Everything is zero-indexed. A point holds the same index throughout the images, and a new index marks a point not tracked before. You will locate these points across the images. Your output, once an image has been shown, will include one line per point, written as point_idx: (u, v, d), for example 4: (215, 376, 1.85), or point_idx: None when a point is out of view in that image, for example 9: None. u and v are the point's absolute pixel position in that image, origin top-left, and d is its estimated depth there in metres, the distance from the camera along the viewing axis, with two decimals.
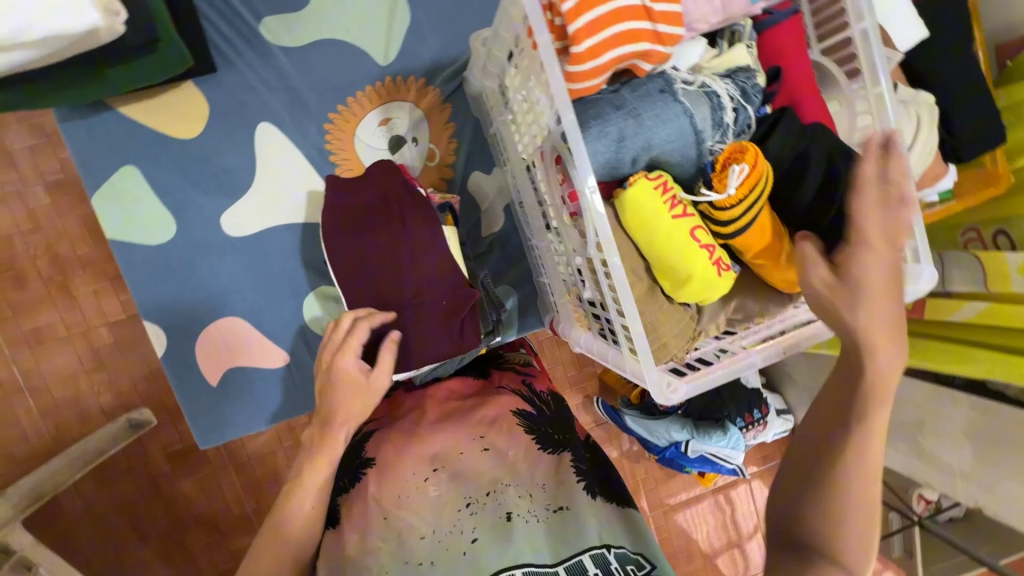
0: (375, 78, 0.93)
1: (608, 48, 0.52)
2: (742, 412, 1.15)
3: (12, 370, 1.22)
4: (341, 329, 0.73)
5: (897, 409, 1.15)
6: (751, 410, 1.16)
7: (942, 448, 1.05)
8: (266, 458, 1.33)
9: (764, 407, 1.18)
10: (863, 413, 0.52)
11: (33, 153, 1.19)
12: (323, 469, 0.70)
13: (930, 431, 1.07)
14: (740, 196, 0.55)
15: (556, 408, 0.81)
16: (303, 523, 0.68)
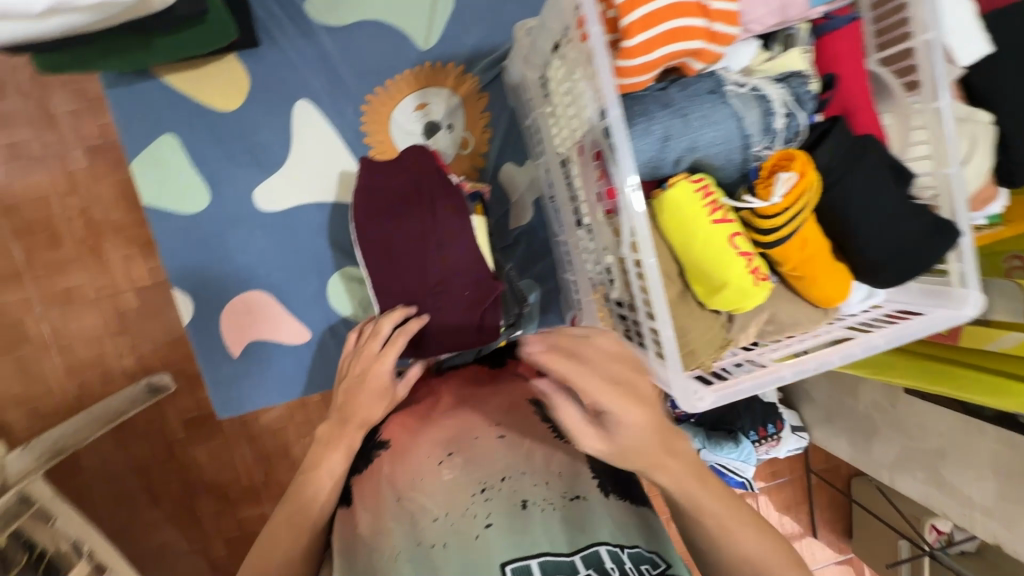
0: (414, 62, 0.93)
1: (660, 44, 0.51)
2: (755, 425, 1.14)
3: (41, 327, 1.26)
4: (381, 334, 0.74)
5: (917, 435, 1.10)
6: (765, 424, 1.15)
7: (963, 479, 1.00)
8: (278, 433, 1.35)
9: (779, 422, 1.15)
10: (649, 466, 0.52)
11: (74, 118, 1.22)
12: (341, 459, 0.71)
13: (951, 460, 1.03)
14: (785, 205, 0.53)
15: None
16: (319, 501, 0.69)
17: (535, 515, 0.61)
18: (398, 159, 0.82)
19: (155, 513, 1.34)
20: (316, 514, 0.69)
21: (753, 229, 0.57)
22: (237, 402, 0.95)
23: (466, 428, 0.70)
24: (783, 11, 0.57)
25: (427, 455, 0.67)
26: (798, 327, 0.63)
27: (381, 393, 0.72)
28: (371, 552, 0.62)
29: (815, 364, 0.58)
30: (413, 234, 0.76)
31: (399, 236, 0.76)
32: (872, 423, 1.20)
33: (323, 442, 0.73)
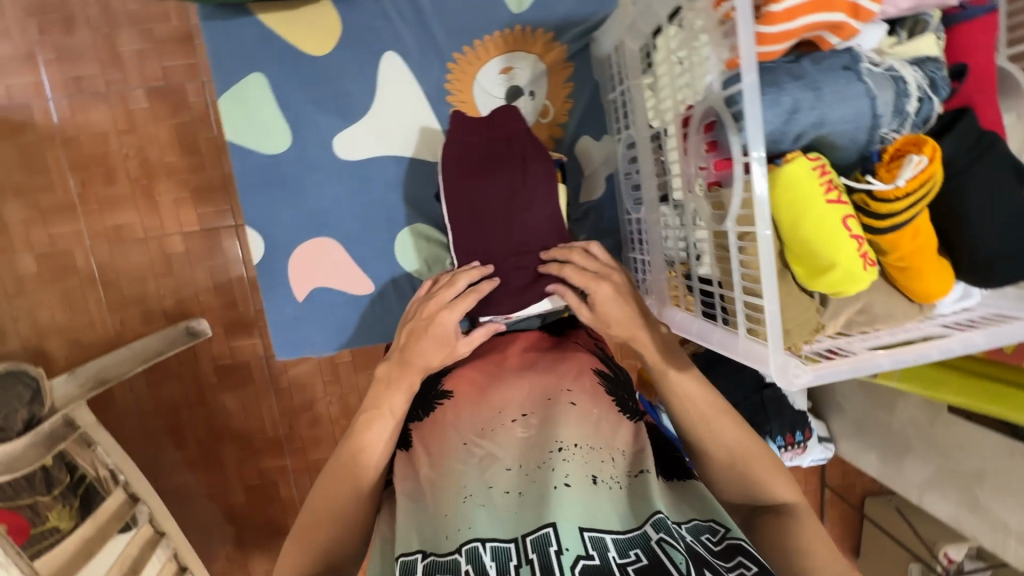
0: (505, 25, 0.92)
1: (804, 13, 0.50)
2: (784, 431, 1.09)
3: (89, 261, 1.27)
4: (456, 287, 0.74)
5: (955, 457, 1.02)
6: (793, 430, 1.10)
7: (1002, 505, 0.94)
8: (305, 389, 1.37)
9: (807, 430, 1.11)
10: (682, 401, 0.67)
11: (140, 58, 1.22)
12: (403, 398, 0.69)
13: (991, 486, 0.96)
14: (909, 189, 0.53)
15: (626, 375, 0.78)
16: (381, 446, 0.67)
17: (604, 492, 0.59)
18: (490, 117, 0.83)
19: (176, 456, 1.36)
20: (375, 460, 0.66)
21: (868, 213, 0.56)
22: (296, 345, 0.96)
23: (547, 386, 0.70)
24: None
25: (506, 407, 0.67)
26: (889, 321, 0.62)
27: (447, 343, 0.72)
28: (438, 492, 0.61)
29: (910, 357, 0.57)
30: (501, 192, 0.77)
31: (486, 193, 0.77)
32: (905, 439, 1.12)
33: (387, 382, 0.71)
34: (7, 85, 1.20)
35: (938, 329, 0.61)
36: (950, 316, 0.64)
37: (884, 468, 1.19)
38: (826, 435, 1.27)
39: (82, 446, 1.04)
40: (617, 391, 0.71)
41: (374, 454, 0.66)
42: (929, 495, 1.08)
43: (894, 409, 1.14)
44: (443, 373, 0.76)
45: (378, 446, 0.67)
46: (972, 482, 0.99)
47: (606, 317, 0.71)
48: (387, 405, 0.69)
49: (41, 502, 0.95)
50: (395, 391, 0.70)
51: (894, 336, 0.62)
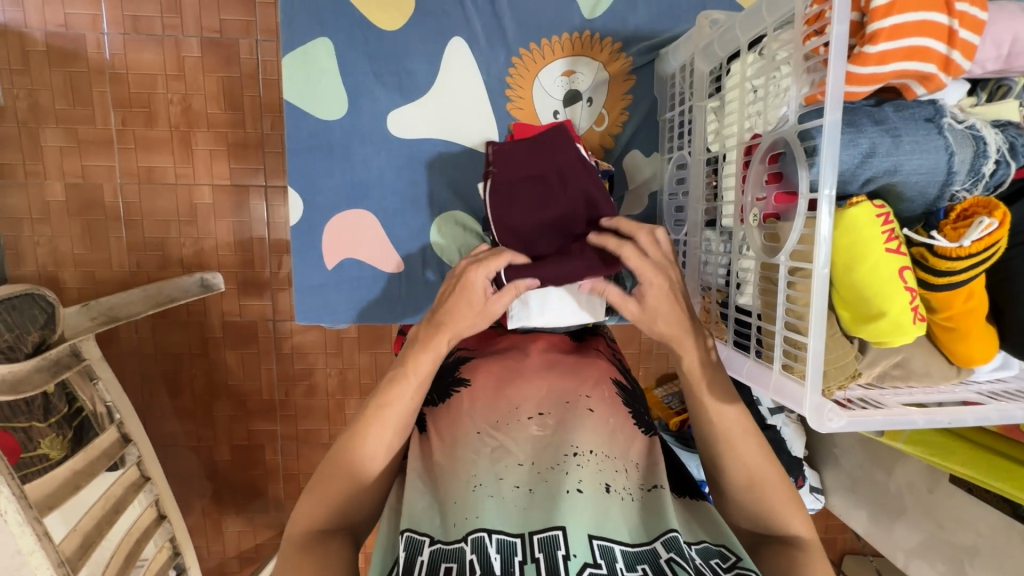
0: (574, 28, 0.92)
1: (897, 59, 0.50)
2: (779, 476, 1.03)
3: (117, 199, 1.27)
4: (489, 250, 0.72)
5: (949, 528, 1.00)
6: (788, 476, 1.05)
7: None
8: (306, 356, 1.36)
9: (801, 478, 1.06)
10: (706, 424, 0.66)
11: (200, 7, 1.22)
12: (428, 362, 0.67)
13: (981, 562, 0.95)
14: (972, 250, 0.52)
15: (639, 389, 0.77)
16: (403, 406, 0.64)
17: (616, 502, 0.57)
18: (539, 142, 0.79)
19: (169, 406, 1.36)
20: (394, 418, 0.63)
21: (925, 268, 0.56)
22: (318, 313, 0.96)
23: (565, 389, 0.67)
24: (1011, 58, 0.55)
25: (523, 404, 0.65)
26: (925, 379, 0.61)
27: (476, 303, 0.68)
28: (445, 474, 0.59)
29: (945, 419, 0.56)
30: (554, 218, 0.74)
31: (542, 229, 0.74)
32: (900, 502, 1.09)
33: (415, 345, 0.68)
34: (66, 14, 1.21)
35: (973, 395, 0.60)
36: (984, 384, 0.63)
37: (873, 528, 1.16)
38: (818, 485, 1.25)
39: (85, 379, 1.04)
40: (631, 402, 0.69)
41: (396, 415, 0.64)
42: (916, 561, 1.06)
43: (893, 471, 1.12)
44: (461, 361, 0.74)
45: (404, 408, 0.64)
46: (963, 555, 0.97)
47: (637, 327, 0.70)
48: (412, 367, 0.66)
49: (37, 428, 0.93)
50: (422, 356, 0.67)
51: (926, 396, 0.61)
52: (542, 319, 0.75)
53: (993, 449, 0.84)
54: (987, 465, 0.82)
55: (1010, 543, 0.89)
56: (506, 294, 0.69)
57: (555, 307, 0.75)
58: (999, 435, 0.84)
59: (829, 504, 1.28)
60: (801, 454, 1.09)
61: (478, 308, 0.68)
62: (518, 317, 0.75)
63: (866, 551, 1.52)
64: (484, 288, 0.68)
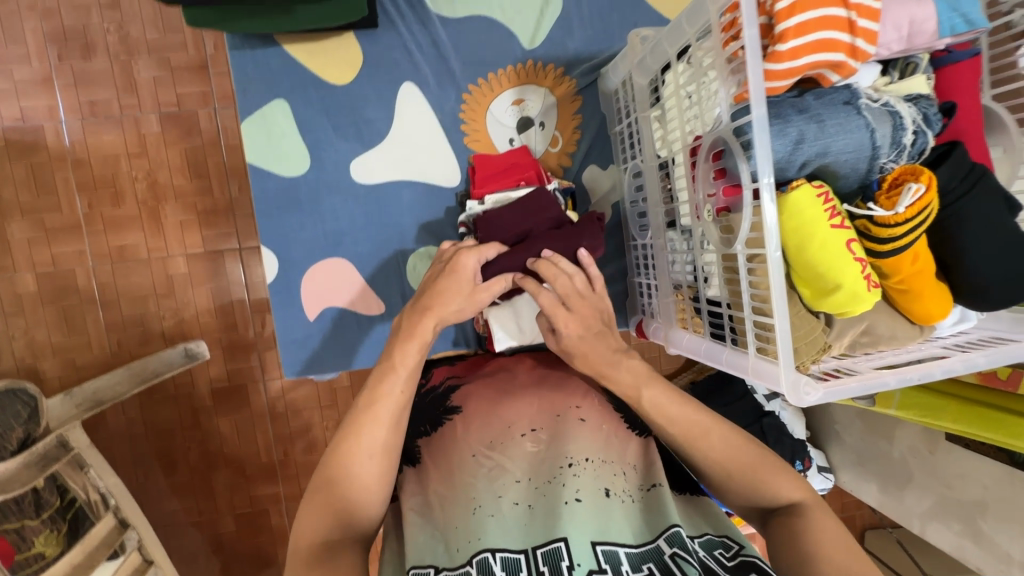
0: (518, 59, 0.97)
1: (808, 52, 0.54)
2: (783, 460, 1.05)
3: (91, 281, 1.27)
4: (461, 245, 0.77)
5: (954, 485, 1.02)
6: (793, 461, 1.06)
7: (1002, 533, 0.94)
8: (301, 413, 1.35)
9: (806, 459, 1.07)
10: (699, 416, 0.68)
11: (156, 84, 1.25)
12: (415, 350, 0.67)
13: (993, 515, 0.96)
14: (907, 216, 0.56)
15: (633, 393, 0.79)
16: (395, 399, 0.64)
17: (616, 506, 0.58)
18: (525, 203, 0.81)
19: (165, 483, 1.33)
20: (387, 413, 0.64)
21: (869, 237, 0.59)
22: (305, 365, 0.97)
23: (556, 403, 0.68)
24: (911, 38, 0.60)
25: (515, 422, 0.66)
26: (892, 342, 0.65)
27: (464, 285, 0.70)
28: (448, 501, 0.60)
29: (917, 375, 0.59)
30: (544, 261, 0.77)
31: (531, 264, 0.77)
32: (905, 468, 1.12)
33: (398, 335, 0.68)
34: (21, 107, 1.22)
35: (939, 350, 0.64)
36: (949, 338, 0.67)
37: (886, 499, 1.18)
38: (824, 465, 1.28)
39: (76, 468, 1.01)
40: (623, 407, 0.71)
41: (386, 407, 0.64)
42: (932, 525, 1.07)
43: (893, 438, 1.15)
44: (452, 390, 0.74)
45: (395, 399, 0.64)
46: (974, 511, 0.98)
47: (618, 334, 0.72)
48: (399, 359, 0.66)
49: (29, 527, 0.91)
50: (409, 345, 0.67)
51: (897, 357, 0.64)
52: (524, 334, 0.81)
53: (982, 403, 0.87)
54: (976, 417, 0.86)
55: (1014, 490, 0.92)
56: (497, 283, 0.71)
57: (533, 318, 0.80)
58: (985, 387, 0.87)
59: (840, 482, 1.30)
60: (803, 436, 1.13)
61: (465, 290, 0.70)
62: (503, 338, 0.81)
63: (884, 524, 1.53)
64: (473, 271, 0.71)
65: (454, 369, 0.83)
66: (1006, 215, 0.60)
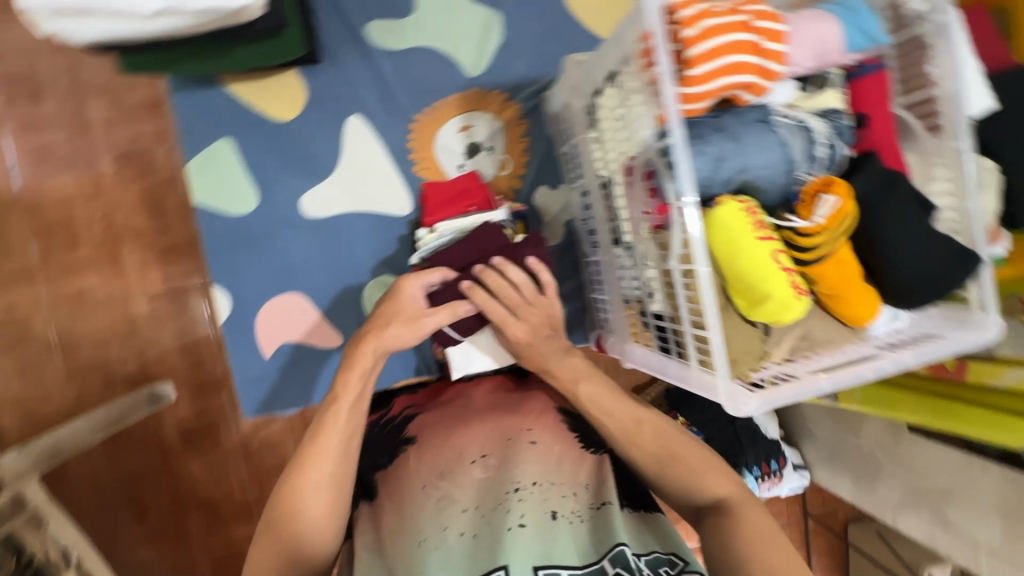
0: (462, 87, 0.99)
1: (719, 76, 0.57)
2: (758, 460, 1.12)
3: (49, 329, 1.24)
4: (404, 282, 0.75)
5: (920, 473, 1.05)
6: (768, 460, 1.14)
7: (967, 519, 0.96)
8: (277, 449, 1.31)
9: (781, 458, 1.15)
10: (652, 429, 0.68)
11: (109, 124, 1.23)
12: (357, 379, 0.67)
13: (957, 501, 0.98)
14: (827, 226, 0.59)
15: None
16: (340, 429, 0.65)
17: (563, 528, 0.59)
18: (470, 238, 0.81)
19: (138, 530, 1.28)
20: (332, 444, 0.64)
21: (794, 247, 0.62)
22: (264, 403, 0.96)
23: (508, 426, 0.68)
24: (822, 57, 0.63)
25: (465, 448, 0.66)
26: (829, 345, 0.67)
27: (407, 310, 0.71)
28: (397, 537, 0.60)
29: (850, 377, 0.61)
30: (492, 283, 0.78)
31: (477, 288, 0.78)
32: (876, 461, 1.14)
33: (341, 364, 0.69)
34: None
35: (872, 350, 0.66)
36: (883, 336, 0.68)
37: (859, 492, 1.20)
38: (801, 463, 1.31)
39: (32, 526, 0.98)
40: (579, 425, 0.71)
41: (333, 440, 0.65)
42: (904, 516, 1.09)
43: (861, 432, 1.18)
44: (409, 420, 0.74)
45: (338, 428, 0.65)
46: (940, 498, 1.01)
47: (569, 353, 0.72)
48: (341, 388, 0.67)
49: None
50: (351, 376, 0.67)
51: (834, 359, 0.66)
52: (482, 362, 0.81)
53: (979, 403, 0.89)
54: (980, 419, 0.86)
55: (973, 475, 0.95)
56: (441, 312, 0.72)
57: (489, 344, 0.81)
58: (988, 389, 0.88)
59: (817, 478, 1.32)
60: (777, 435, 1.17)
61: (408, 314, 0.71)
62: (460, 364, 0.81)
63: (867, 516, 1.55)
64: (414, 297, 0.72)
65: (414, 397, 0.83)
66: (923, 220, 0.63)
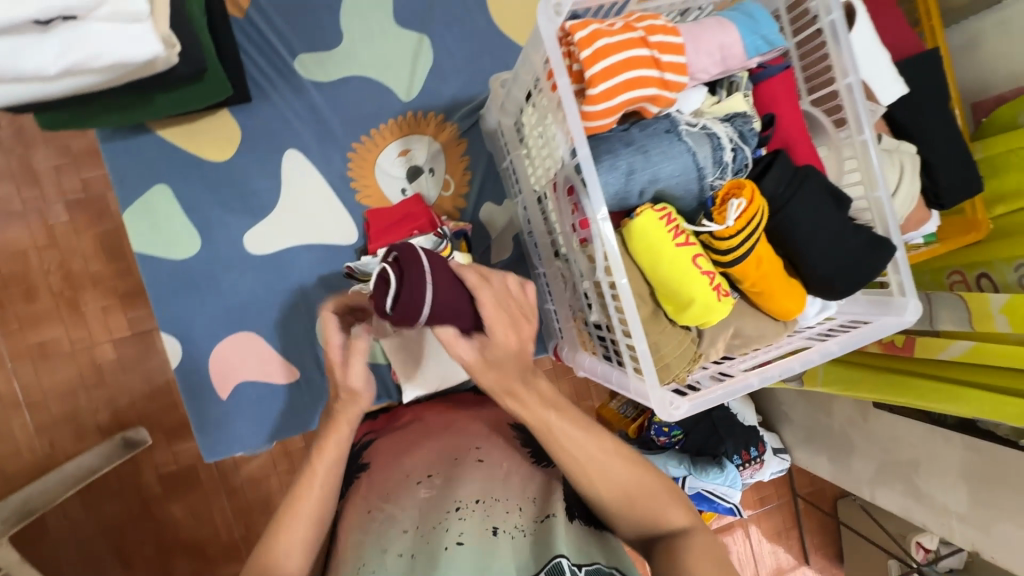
0: (398, 112, 1.00)
1: (619, 93, 0.59)
2: (740, 449, 1.16)
3: (12, 384, 1.21)
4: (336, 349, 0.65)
5: (887, 446, 1.07)
6: (749, 448, 1.17)
7: (934, 487, 0.98)
8: (260, 483, 1.29)
9: (761, 445, 1.18)
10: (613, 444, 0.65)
11: (58, 173, 1.19)
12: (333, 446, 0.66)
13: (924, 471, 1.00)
14: (739, 227, 0.60)
15: None
16: (315, 492, 0.64)
17: (503, 543, 0.59)
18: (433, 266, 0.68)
19: None
20: (310, 507, 0.64)
21: (712, 250, 0.63)
22: (226, 444, 0.95)
23: (456, 446, 0.69)
24: (726, 61, 0.65)
25: (412, 471, 0.66)
26: (763, 340, 0.69)
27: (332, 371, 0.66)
28: (341, 566, 0.61)
29: (778, 371, 0.65)
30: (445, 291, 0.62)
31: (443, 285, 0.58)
32: (847, 439, 1.16)
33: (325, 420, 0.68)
34: None
35: (803, 342, 0.70)
36: (814, 327, 0.72)
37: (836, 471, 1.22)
38: (780, 446, 1.33)
39: None
40: (530, 442, 0.73)
41: (311, 501, 0.64)
42: (880, 489, 1.10)
43: (831, 410, 1.20)
44: (366, 447, 0.75)
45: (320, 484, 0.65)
46: (908, 469, 1.03)
47: None
48: (325, 444, 0.66)
49: None
50: (337, 428, 0.67)
51: (768, 354, 0.70)
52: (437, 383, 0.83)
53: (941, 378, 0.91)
54: (940, 393, 0.88)
55: (935, 445, 0.97)
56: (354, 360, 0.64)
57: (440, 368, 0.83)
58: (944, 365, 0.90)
59: (796, 460, 1.34)
60: (755, 421, 1.23)
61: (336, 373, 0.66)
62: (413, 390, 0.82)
63: None
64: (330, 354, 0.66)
65: (372, 424, 0.83)
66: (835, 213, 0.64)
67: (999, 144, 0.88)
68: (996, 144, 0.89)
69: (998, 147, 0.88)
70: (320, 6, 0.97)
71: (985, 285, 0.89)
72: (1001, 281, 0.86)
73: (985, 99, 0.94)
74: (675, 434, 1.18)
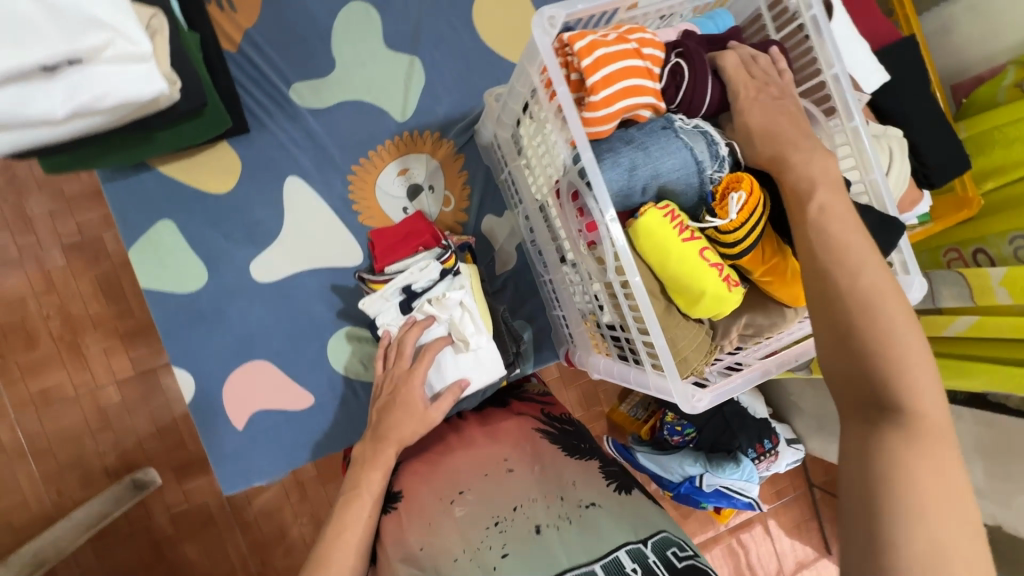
0: (393, 133, 1.01)
1: (618, 99, 0.61)
2: (753, 442, 1.17)
3: (15, 435, 1.19)
4: None
5: None
6: (762, 440, 1.19)
7: None
8: (273, 516, 1.27)
9: (774, 436, 1.20)
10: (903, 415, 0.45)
11: (52, 218, 1.19)
12: (380, 477, 0.69)
13: None
14: (740, 221, 0.62)
15: (577, 425, 0.81)
16: (362, 525, 0.65)
17: (549, 540, 0.59)
18: None
19: None
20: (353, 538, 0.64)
21: (718, 244, 0.64)
22: (244, 476, 0.94)
23: (485, 460, 0.69)
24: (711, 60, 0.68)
25: (446, 490, 0.66)
26: (775, 329, 0.69)
27: (415, 411, 0.72)
28: None
29: (790, 359, 0.66)
30: None
31: None
32: None
33: (363, 463, 0.70)
34: None
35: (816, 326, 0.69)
36: None
37: None
38: (793, 436, 1.33)
39: None
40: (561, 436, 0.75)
41: (356, 532, 0.65)
42: None
43: None
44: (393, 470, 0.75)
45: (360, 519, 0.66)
46: None
47: None
48: (364, 486, 0.68)
49: None
50: (372, 473, 0.69)
51: (781, 340, 0.70)
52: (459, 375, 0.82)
53: (948, 355, 0.92)
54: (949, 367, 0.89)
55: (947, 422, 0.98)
56: (445, 399, 0.75)
57: (471, 365, 0.82)
58: (952, 341, 0.92)
59: (811, 450, 1.33)
60: (766, 414, 1.24)
61: (419, 417, 0.72)
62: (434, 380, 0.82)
63: None
64: (423, 396, 0.74)
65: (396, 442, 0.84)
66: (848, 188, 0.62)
67: (981, 122, 0.91)
68: (978, 121, 0.92)
69: (981, 125, 0.91)
70: (312, 36, 0.99)
71: (981, 260, 0.91)
72: (998, 255, 0.88)
73: (964, 80, 0.97)
74: (688, 432, 1.18)
